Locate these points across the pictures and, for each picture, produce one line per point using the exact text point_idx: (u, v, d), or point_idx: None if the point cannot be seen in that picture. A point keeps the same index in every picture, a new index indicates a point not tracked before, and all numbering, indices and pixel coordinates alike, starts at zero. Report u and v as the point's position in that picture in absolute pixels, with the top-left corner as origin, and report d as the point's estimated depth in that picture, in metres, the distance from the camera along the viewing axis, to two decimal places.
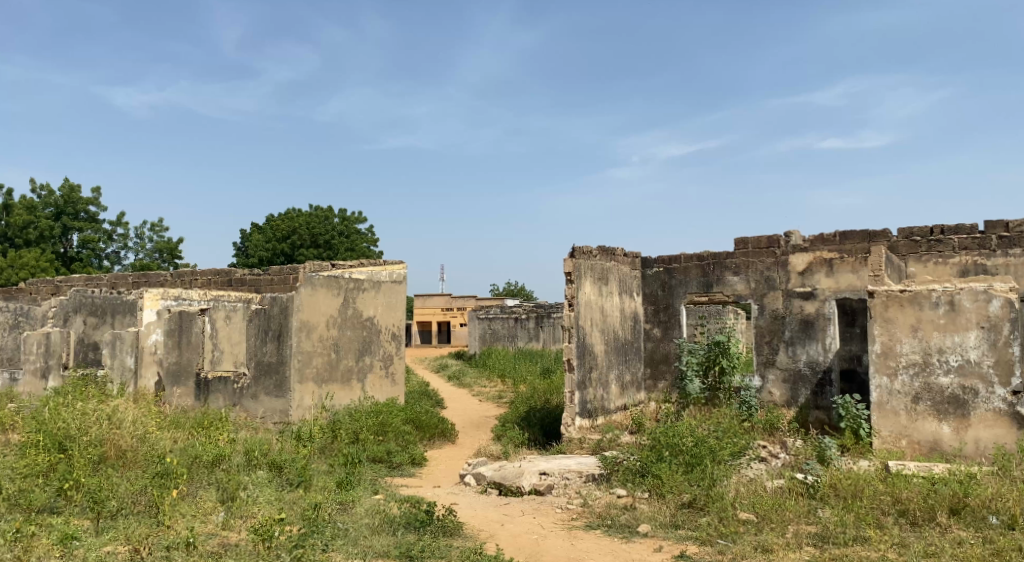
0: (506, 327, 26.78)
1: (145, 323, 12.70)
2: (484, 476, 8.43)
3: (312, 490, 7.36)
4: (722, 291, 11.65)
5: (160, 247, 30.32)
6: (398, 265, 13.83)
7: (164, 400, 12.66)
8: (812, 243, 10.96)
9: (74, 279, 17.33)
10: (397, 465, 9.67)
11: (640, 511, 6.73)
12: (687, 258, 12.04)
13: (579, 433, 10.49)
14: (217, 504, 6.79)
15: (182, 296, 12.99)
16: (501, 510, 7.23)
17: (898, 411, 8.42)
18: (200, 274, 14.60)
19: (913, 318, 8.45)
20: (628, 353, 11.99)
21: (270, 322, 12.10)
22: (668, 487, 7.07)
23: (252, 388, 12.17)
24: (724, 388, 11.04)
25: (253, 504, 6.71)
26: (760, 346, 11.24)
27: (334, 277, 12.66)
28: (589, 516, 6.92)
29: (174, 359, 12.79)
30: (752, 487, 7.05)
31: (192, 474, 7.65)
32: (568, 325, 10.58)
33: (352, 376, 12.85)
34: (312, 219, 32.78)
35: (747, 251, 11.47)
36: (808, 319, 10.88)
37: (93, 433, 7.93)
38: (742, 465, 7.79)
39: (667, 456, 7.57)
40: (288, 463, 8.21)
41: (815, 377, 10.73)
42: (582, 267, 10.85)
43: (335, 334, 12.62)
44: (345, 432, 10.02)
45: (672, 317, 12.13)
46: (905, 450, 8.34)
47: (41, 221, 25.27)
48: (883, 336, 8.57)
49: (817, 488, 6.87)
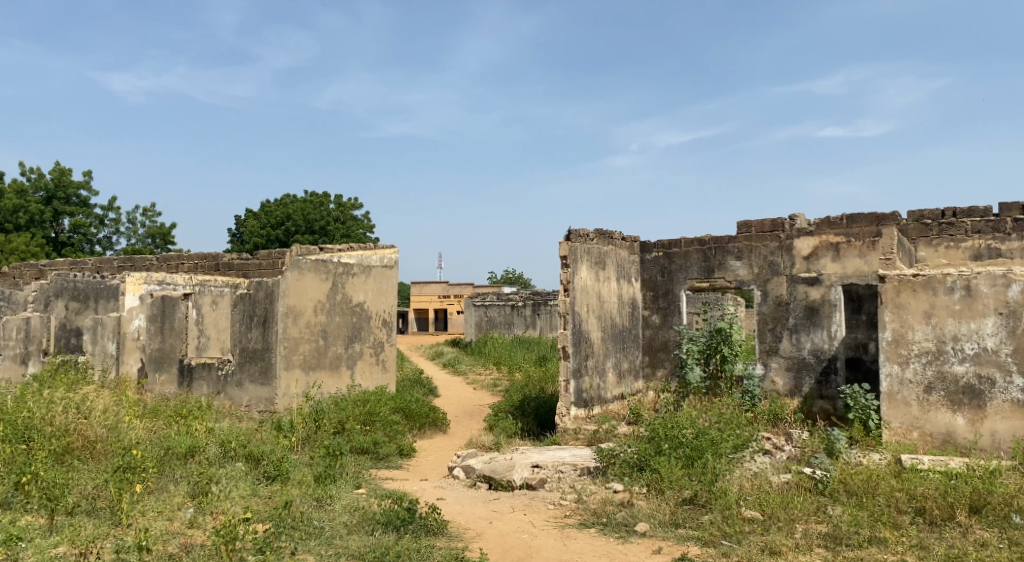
0: (503, 314, 26.36)
1: (127, 308, 12.32)
2: (474, 469, 8.00)
3: (290, 485, 6.94)
4: (724, 276, 11.21)
5: (153, 232, 29.86)
6: (388, 249, 13.35)
7: (146, 388, 12.17)
8: (818, 227, 10.52)
9: (59, 263, 16.89)
10: (384, 456, 9.26)
11: (638, 508, 6.32)
12: (688, 242, 11.58)
13: (574, 424, 10.04)
14: (187, 501, 6.36)
15: (167, 280, 12.58)
16: (490, 506, 6.80)
17: (909, 401, 8.01)
18: (186, 258, 14.17)
19: (926, 304, 8.01)
20: (625, 340, 11.55)
21: (256, 307, 11.63)
22: (668, 483, 6.61)
23: (236, 375, 11.73)
24: (725, 377, 10.53)
25: (224, 499, 6.28)
26: (763, 334, 10.82)
27: (322, 261, 12.17)
28: (584, 513, 6.50)
29: (156, 345, 12.26)
30: (756, 482, 6.63)
31: (164, 466, 7.23)
32: (563, 311, 10.14)
33: (340, 364, 12.40)
34: (308, 205, 32.28)
35: (750, 235, 11.02)
36: (814, 305, 10.45)
37: (58, 423, 7.51)
38: (745, 459, 7.36)
39: (666, 449, 7.14)
40: (266, 454, 7.76)
41: (819, 366, 10.31)
42: (578, 250, 10.40)
43: (323, 321, 12.15)
44: (329, 422, 9.57)
45: (672, 303, 11.68)
46: (917, 442, 7.92)
47: (32, 205, 24.72)
48: (894, 323, 8.15)
49: (827, 484, 6.45)
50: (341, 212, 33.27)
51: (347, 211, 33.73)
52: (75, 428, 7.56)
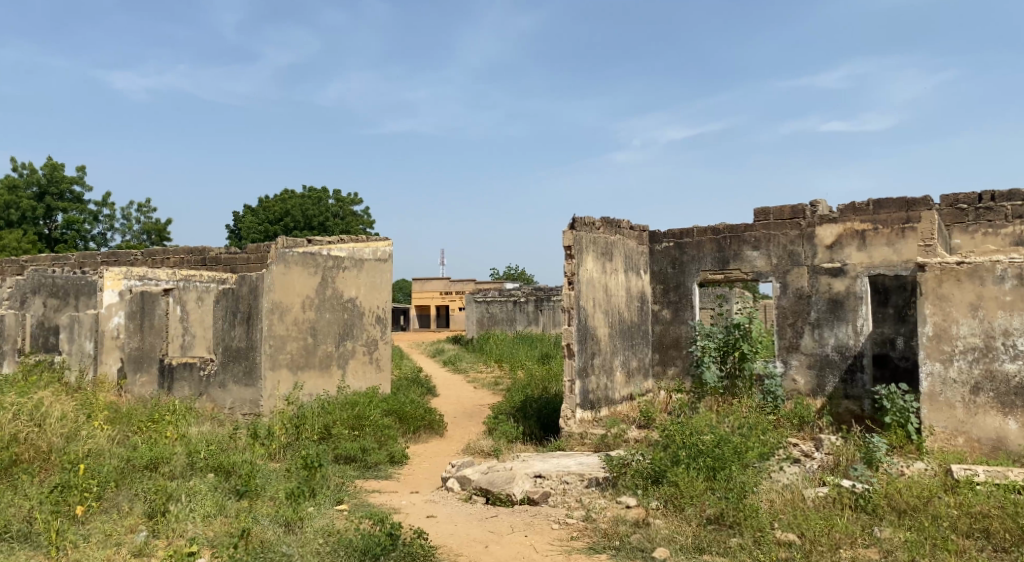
0: (505, 310, 25.60)
1: (106, 305, 11.57)
2: (470, 481, 7.20)
3: (261, 501, 6.17)
4: (740, 268, 10.43)
5: (149, 228, 29.13)
6: (384, 242, 12.42)
7: (125, 390, 11.46)
8: (842, 213, 9.68)
9: (41, 260, 16.12)
10: (372, 465, 8.50)
11: (656, 529, 5.53)
12: (701, 231, 10.78)
13: (579, 428, 9.25)
14: (139, 522, 5.61)
15: (148, 275, 11.66)
16: (486, 526, 6.02)
17: (954, 403, 7.20)
18: (172, 252, 13.32)
19: (972, 296, 7.21)
20: (634, 337, 10.74)
21: (239, 303, 10.89)
22: (688, 498, 5.81)
23: (220, 376, 10.95)
24: (745, 376, 9.68)
25: (182, 523, 5.56)
26: (782, 329, 10.01)
27: (311, 254, 11.32)
28: (594, 534, 5.72)
29: (135, 344, 11.56)
30: (789, 497, 5.84)
31: (122, 479, 6.47)
32: (567, 306, 9.33)
33: (330, 363, 11.52)
34: (307, 200, 31.54)
35: (768, 223, 10.22)
36: (838, 298, 9.63)
37: (7, 433, 6.75)
38: (773, 469, 6.56)
39: (684, 458, 6.35)
40: (238, 466, 6.99)
41: (844, 363, 9.50)
42: (583, 240, 9.58)
43: (312, 317, 11.32)
44: (312, 428, 8.82)
45: (684, 297, 10.86)
46: (964, 449, 7.11)
47: (23, 201, 23.89)
48: (936, 316, 7.35)
49: (870, 499, 5.63)
50: (341, 207, 32.36)
51: (347, 206, 32.85)
52: (25, 437, 6.83)
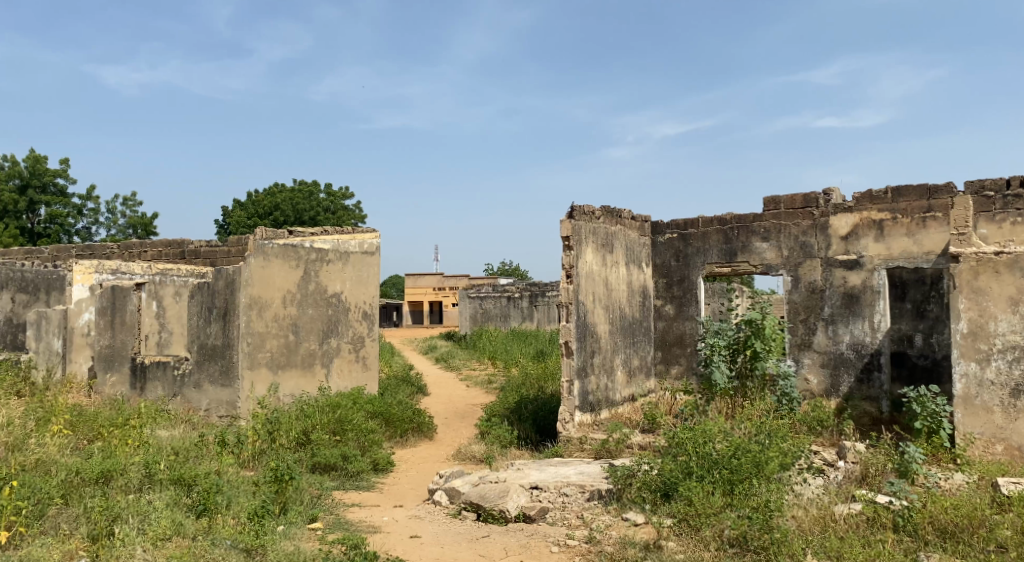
0: (499, 306, 24.95)
1: (75, 300, 10.95)
2: (459, 494, 6.50)
3: (222, 521, 5.46)
4: (748, 260, 9.75)
5: (133, 222, 28.30)
6: (370, 232, 11.38)
7: (95, 390, 10.64)
8: (857, 202, 9.01)
9: (12, 255, 15.37)
10: (354, 474, 7.82)
11: (670, 553, 4.86)
12: (706, 221, 10.09)
13: (579, 432, 8.58)
14: (80, 549, 4.91)
15: (121, 269, 11.21)
16: (476, 549, 5.34)
17: (991, 407, 6.58)
18: (148, 245, 12.59)
19: (1012, 289, 6.56)
20: (635, 334, 10.07)
21: (215, 298, 10.17)
22: (704, 517, 5.13)
23: (194, 376, 10.21)
24: (757, 376, 8.96)
25: (128, 548, 4.85)
26: (794, 326, 9.36)
27: (292, 246, 10.54)
28: (598, 559, 5.05)
29: (106, 342, 10.71)
30: (818, 515, 5.19)
31: (69, 496, 5.75)
32: (566, 301, 8.63)
33: (313, 362, 10.66)
34: (297, 194, 30.85)
35: (778, 213, 9.54)
36: (853, 292, 8.98)
37: None
38: (795, 481, 5.89)
39: (697, 470, 5.67)
40: (200, 478, 6.25)
41: (860, 362, 8.85)
42: (582, 230, 8.89)
43: (294, 313, 10.53)
44: (289, 433, 8.12)
45: (688, 291, 10.18)
46: (1004, 458, 6.48)
47: (4, 194, 22.98)
48: (971, 311, 6.72)
49: (911, 517, 4.98)
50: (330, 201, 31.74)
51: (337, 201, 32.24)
52: None
